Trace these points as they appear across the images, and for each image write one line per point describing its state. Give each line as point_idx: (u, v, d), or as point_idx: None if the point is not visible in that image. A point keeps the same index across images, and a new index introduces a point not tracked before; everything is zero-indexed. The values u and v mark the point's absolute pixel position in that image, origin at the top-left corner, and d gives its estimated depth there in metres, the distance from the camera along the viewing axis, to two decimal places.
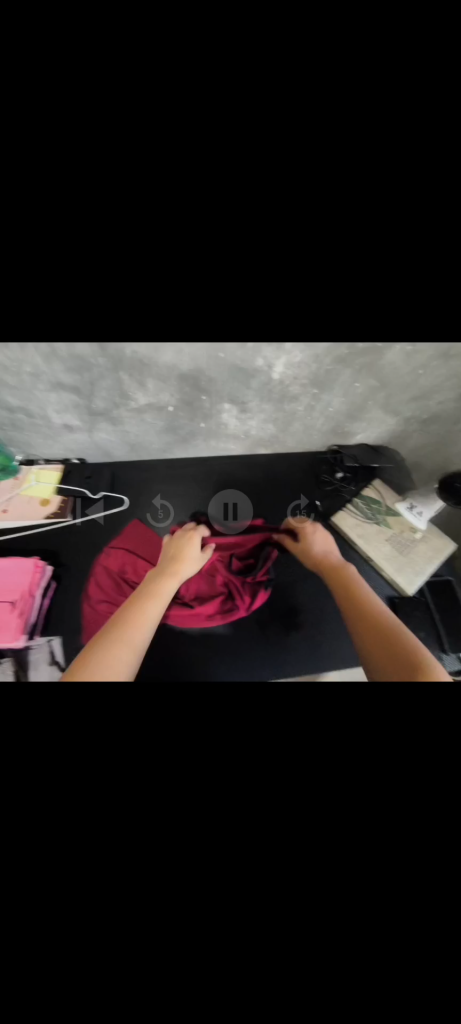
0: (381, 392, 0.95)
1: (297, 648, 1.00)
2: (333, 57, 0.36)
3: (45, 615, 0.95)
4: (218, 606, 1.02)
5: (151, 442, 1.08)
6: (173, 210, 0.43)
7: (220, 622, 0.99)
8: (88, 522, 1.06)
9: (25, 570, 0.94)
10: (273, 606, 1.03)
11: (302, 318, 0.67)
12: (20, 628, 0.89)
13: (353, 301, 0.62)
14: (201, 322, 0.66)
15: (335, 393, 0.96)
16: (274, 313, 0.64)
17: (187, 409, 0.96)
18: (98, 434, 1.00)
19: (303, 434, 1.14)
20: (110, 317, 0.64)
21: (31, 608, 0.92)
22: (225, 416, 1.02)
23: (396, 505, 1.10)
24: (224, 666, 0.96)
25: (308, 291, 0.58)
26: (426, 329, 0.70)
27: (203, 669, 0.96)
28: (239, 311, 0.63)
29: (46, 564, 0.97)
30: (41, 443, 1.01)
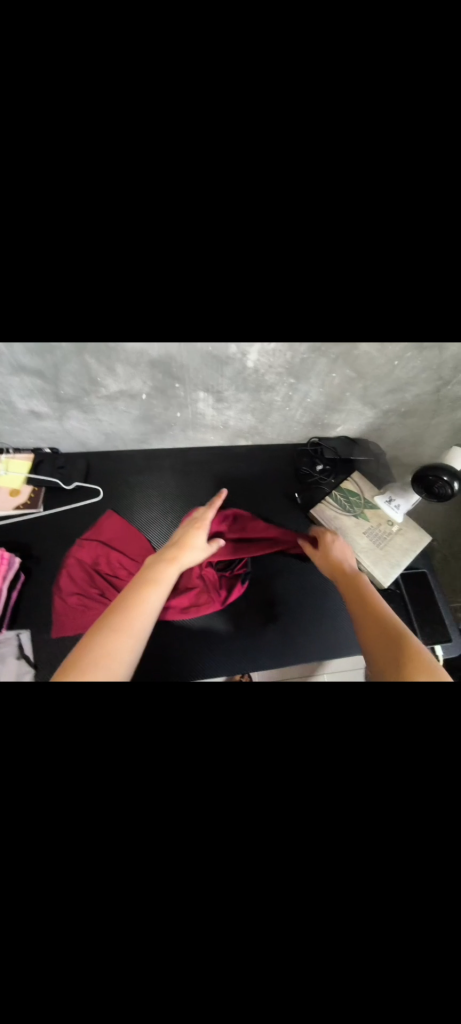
0: (359, 384, 0.94)
1: (278, 643, 0.98)
2: (311, 48, 0.31)
3: (13, 608, 0.91)
4: (194, 599, 0.98)
5: (127, 431, 1.05)
6: (121, 199, 0.37)
7: (194, 614, 0.96)
8: (60, 513, 1.03)
9: None
10: (249, 599, 1.01)
11: (274, 321, 0.66)
12: None
13: (326, 305, 0.60)
14: (171, 321, 0.63)
15: (312, 384, 0.94)
16: (244, 313, 0.62)
17: (161, 397, 0.93)
18: (69, 422, 0.97)
19: (283, 426, 1.13)
20: (74, 317, 0.61)
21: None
22: (201, 406, 0.99)
23: (375, 497, 1.10)
24: (201, 666, 0.93)
25: (279, 299, 0.56)
26: (402, 323, 0.69)
27: (180, 669, 0.93)
28: (208, 312, 0.60)
29: (13, 556, 0.92)
30: (9, 432, 0.98)
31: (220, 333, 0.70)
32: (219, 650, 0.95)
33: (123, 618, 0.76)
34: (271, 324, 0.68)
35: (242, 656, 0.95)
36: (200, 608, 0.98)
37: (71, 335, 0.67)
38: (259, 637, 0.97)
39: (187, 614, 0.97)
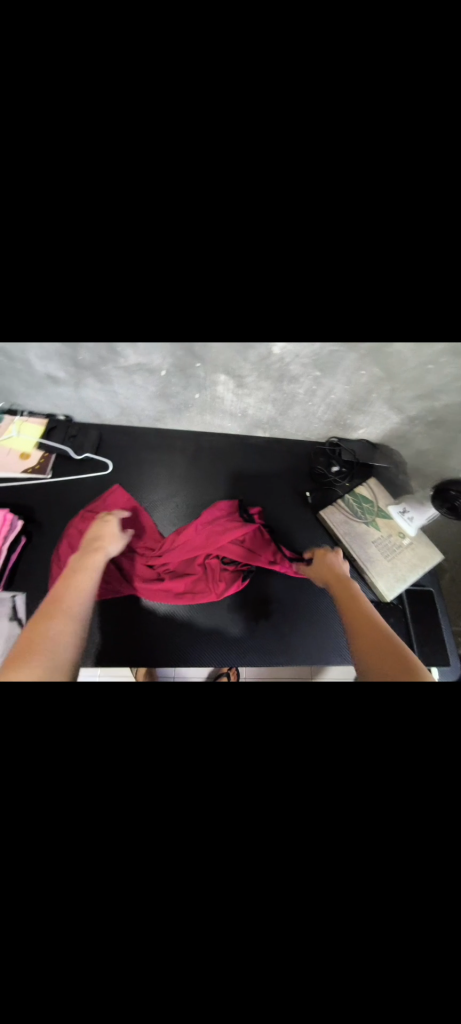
0: (387, 385, 0.89)
1: (269, 640, 0.95)
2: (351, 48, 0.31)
3: (11, 570, 0.92)
4: (190, 587, 0.96)
5: (143, 407, 1.03)
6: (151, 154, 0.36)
7: (190, 603, 0.94)
8: (67, 482, 1.03)
9: None
10: (246, 595, 0.98)
11: (304, 309, 0.62)
12: None
13: (367, 294, 0.56)
14: (193, 301, 0.60)
15: (338, 380, 0.90)
16: (268, 301, 0.59)
17: (180, 375, 0.91)
18: (85, 391, 0.95)
19: (303, 421, 1.09)
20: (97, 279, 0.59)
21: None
22: (220, 390, 0.96)
23: (388, 507, 1.06)
24: (190, 653, 0.91)
25: (309, 277, 0.52)
26: (441, 322, 0.63)
27: (169, 654, 0.90)
28: (233, 298, 0.58)
29: (16, 518, 0.93)
30: (24, 394, 0.96)
31: (246, 321, 0.67)
32: (210, 640, 0.93)
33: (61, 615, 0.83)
34: (300, 317, 0.65)
35: (231, 651, 0.93)
36: (196, 596, 0.95)
37: (95, 312, 0.65)
38: (251, 633, 0.95)
39: (183, 601, 0.95)
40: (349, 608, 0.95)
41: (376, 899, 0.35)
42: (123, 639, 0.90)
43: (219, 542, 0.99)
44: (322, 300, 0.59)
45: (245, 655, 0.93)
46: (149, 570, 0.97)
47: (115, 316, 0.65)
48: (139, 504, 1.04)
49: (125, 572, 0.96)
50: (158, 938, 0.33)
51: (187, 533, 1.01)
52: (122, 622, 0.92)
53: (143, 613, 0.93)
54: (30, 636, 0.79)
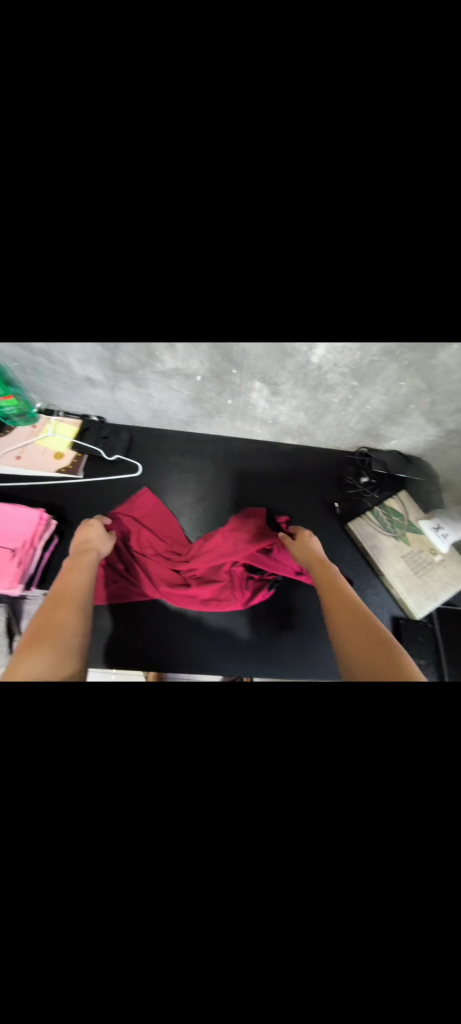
0: (427, 397, 0.87)
1: (292, 648, 0.94)
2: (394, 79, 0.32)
3: (44, 568, 0.92)
4: (216, 595, 0.95)
5: (175, 410, 1.03)
6: None
7: (215, 610, 0.94)
8: (98, 483, 1.04)
9: (29, 519, 0.91)
10: (271, 605, 0.97)
11: (352, 314, 0.61)
12: (17, 576, 0.85)
13: (420, 307, 0.54)
14: (238, 310, 0.61)
15: (376, 390, 0.88)
16: (317, 302, 0.58)
17: (215, 380, 0.90)
18: (121, 394, 0.97)
19: (335, 430, 1.07)
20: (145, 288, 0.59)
21: (30, 558, 0.88)
22: (254, 396, 0.96)
23: (419, 521, 1.03)
24: (210, 657, 0.91)
25: (362, 287, 0.51)
26: None
27: (189, 658, 0.91)
28: (282, 294, 0.56)
29: (52, 518, 0.94)
30: (62, 395, 0.98)
31: (290, 322, 0.66)
32: (230, 646, 0.92)
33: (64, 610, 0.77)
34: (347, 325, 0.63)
35: (248, 656, 0.92)
36: (221, 604, 0.95)
37: (141, 323, 0.66)
38: (271, 640, 0.94)
39: (207, 605, 0.94)
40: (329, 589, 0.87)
41: None
42: (143, 638, 0.91)
43: (243, 549, 0.99)
44: (373, 308, 0.58)
45: (264, 661, 0.92)
46: (173, 571, 0.97)
47: (159, 324, 0.66)
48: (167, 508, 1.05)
49: (151, 575, 0.96)
50: (204, 909, 0.40)
51: (211, 537, 1.02)
52: (144, 625, 0.93)
53: (162, 617, 0.93)
54: (35, 632, 0.72)
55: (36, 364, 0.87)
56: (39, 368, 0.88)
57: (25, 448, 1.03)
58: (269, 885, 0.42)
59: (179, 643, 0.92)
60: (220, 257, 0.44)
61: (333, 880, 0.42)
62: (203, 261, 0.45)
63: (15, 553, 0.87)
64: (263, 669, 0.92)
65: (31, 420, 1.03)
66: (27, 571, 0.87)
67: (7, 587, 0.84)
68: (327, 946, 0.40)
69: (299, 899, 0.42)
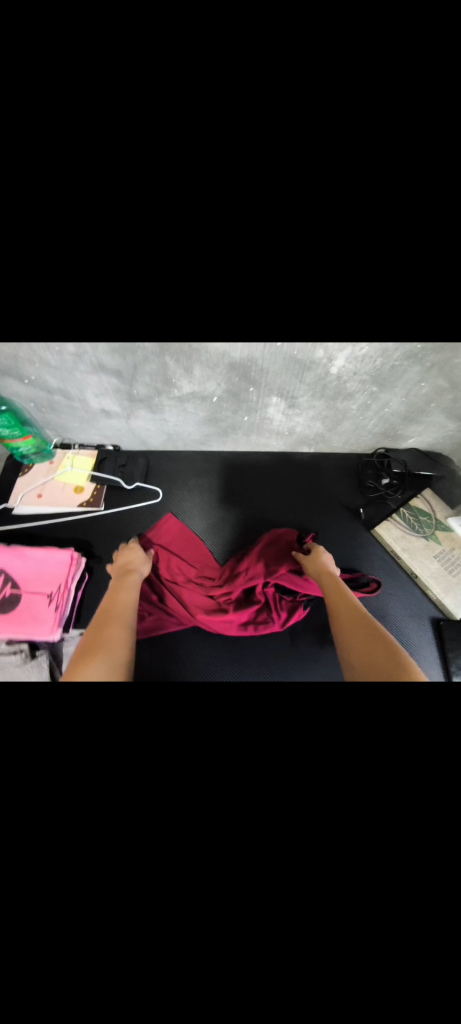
0: (449, 395, 0.86)
1: (335, 659, 0.94)
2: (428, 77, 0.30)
3: (78, 607, 0.91)
4: (253, 617, 0.95)
5: (190, 432, 1.02)
6: None
7: (253, 633, 0.93)
8: (120, 513, 1.03)
9: (60, 561, 0.90)
10: (308, 621, 0.98)
11: (379, 322, 0.60)
12: (56, 621, 0.85)
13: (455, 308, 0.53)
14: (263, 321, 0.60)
15: (396, 393, 0.87)
16: (344, 313, 0.57)
17: (231, 400, 0.89)
18: (136, 422, 0.96)
19: (352, 435, 1.06)
20: (168, 317, 0.59)
21: (66, 601, 0.88)
22: (271, 411, 0.95)
23: (448, 519, 1.02)
24: (258, 666, 0.93)
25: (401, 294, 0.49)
26: None
27: (238, 669, 0.93)
28: (311, 307, 0.55)
29: (81, 557, 0.92)
30: (77, 428, 0.98)
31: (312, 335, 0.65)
32: (276, 655, 0.94)
33: (114, 617, 0.80)
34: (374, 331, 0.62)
35: (279, 662, 0.94)
36: (260, 626, 0.94)
37: None
38: (313, 656, 0.94)
39: (245, 631, 0.94)
40: (334, 594, 0.86)
41: None
42: (192, 658, 0.93)
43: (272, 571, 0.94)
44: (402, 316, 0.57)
45: (310, 667, 0.94)
46: (205, 598, 0.95)
47: None
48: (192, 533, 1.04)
49: (187, 603, 0.94)
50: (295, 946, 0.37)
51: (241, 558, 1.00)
52: (189, 651, 0.94)
53: (208, 642, 0.95)
54: (93, 638, 0.75)
55: (52, 402, 0.87)
56: (55, 405, 0.88)
57: (45, 486, 1.02)
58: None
59: (208, 654, 0.94)
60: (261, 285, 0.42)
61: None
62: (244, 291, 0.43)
63: (52, 597, 0.87)
64: (310, 670, 0.93)
65: (48, 457, 1.03)
66: (64, 615, 0.86)
67: (47, 634, 0.84)
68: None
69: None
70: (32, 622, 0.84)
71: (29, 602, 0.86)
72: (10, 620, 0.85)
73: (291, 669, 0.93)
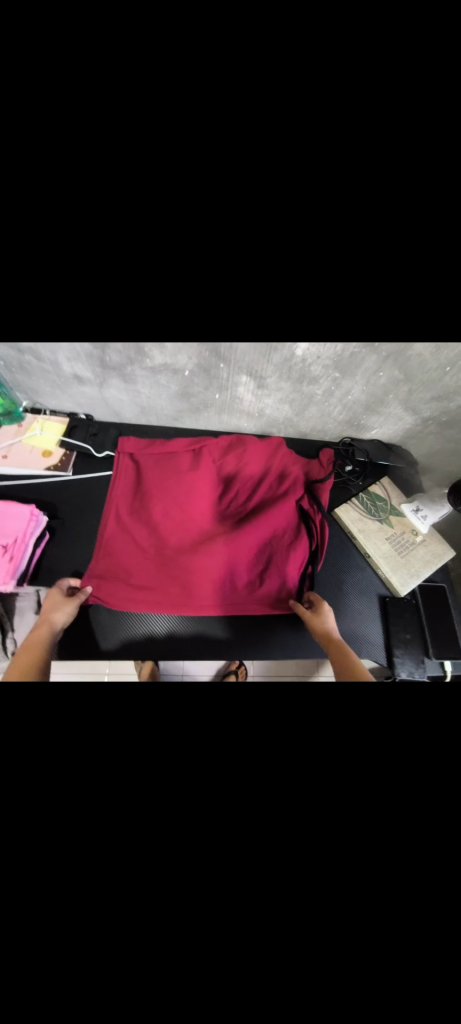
0: (404, 387, 0.92)
1: (283, 637, 1.05)
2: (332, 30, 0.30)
3: (36, 565, 0.96)
4: (235, 577, 1.02)
5: (163, 405, 1.05)
6: (205, 201, 0.37)
7: (230, 588, 1.02)
8: (90, 480, 1.07)
9: (20, 516, 0.91)
10: (264, 591, 1.03)
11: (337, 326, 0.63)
12: (10, 574, 0.86)
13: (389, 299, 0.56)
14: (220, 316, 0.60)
15: (357, 382, 0.92)
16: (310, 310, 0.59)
17: (203, 375, 0.92)
18: (109, 391, 0.98)
19: (319, 421, 1.11)
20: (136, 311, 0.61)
21: (23, 556, 0.90)
22: (241, 390, 0.98)
23: (401, 505, 1.08)
24: (223, 649, 1.02)
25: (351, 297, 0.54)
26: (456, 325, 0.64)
27: (203, 652, 1.02)
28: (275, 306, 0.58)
29: (42, 516, 0.95)
30: (48, 393, 0.99)
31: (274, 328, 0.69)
32: (237, 635, 1.04)
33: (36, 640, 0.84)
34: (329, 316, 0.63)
35: (252, 649, 1.04)
36: (231, 588, 1.02)
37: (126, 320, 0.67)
38: (278, 646, 1.04)
39: (225, 593, 1.01)
40: None
41: (388, 858, 0.43)
42: (167, 644, 1.01)
43: (254, 490, 1.09)
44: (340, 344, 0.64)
45: (259, 643, 1.05)
46: (202, 581, 0.99)
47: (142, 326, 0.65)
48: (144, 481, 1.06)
49: (177, 569, 0.99)
50: (231, 921, 0.40)
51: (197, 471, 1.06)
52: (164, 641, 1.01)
53: (179, 639, 1.02)
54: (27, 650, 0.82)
55: (22, 360, 0.87)
56: (26, 365, 0.88)
57: (11, 449, 1.02)
58: (287, 877, 0.42)
59: (184, 643, 1.02)
60: (213, 280, 0.43)
61: (348, 876, 0.42)
62: (194, 289, 0.46)
63: (7, 548, 0.89)
64: (258, 648, 1.04)
65: (17, 420, 1.03)
66: (19, 570, 0.89)
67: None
68: (365, 950, 0.40)
69: (316, 923, 0.40)
70: None
71: None
72: None
73: (245, 651, 1.03)
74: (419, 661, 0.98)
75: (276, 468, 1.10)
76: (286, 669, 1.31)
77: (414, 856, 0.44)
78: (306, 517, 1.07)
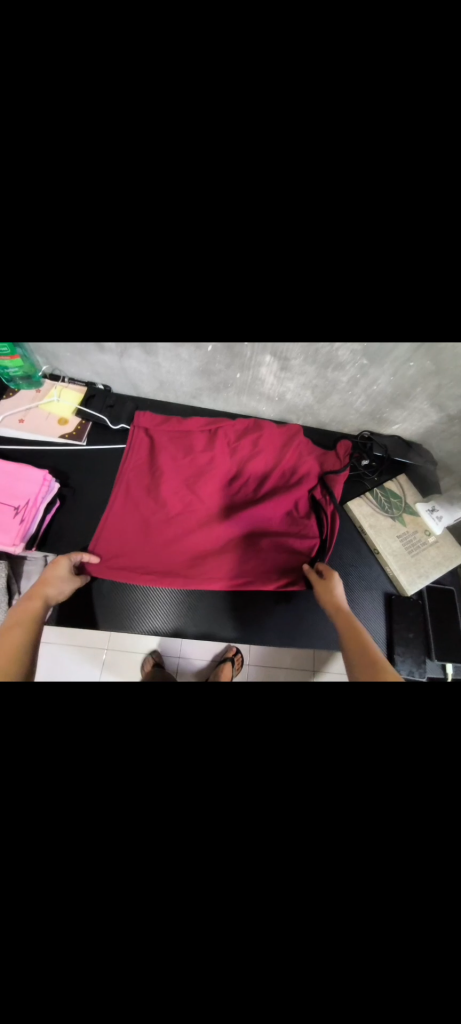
0: (433, 381, 0.88)
1: (283, 625, 1.05)
2: None
3: (45, 530, 0.97)
4: (240, 564, 1.01)
5: (182, 382, 1.04)
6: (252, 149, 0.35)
7: (234, 575, 0.99)
8: (103, 452, 1.06)
9: (33, 480, 0.91)
10: (268, 582, 1.00)
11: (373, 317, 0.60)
12: (20, 536, 0.86)
13: None
14: None
15: (384, 371, 0.89)
16: None
17: (226, 354, 0.90)
18: (129, 363, 0.96)
19: (340, 411, 1.09)
20: None
21: (33, 520, 0.90)
22: (263, 371, 0.96)
23: (416, 504, 1.06)
24: (222, 632, 1.03)
25: None
26: None
27: (202, 633, 1.03)
28: None
29: (54, 482, 0.94)
30: (68, 359, 0.97)
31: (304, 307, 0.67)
32: (237, 621, 1.04)
33: (29, 613, 0.81)
34: None
35: (248, 632, 1.04)
36: (235, 575, 0.99)
37: None
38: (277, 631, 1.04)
39: (228, 579, 0.99)
40: None
41: None
42: (168, 620, 1.02)
43: (265, 477, 1.07)
44: (371, 328, 0.62)
45: (258, 629, 1.04)
46: (207, 563, 1.00)
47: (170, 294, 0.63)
48: (157, 458, 1.04)
49: (183, 548, 1.00)
50: None
51: (211, 453, 1.05)
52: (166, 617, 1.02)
53: (179, 619, 1.03)
54: (16, 622, 0.79)
55: None
56: None
57: (28, 413, 1.02)
58: None
59: (185, 620, 1.03)
60: None
61: None
62: None
63: (19, 511, 0.89)
64: (256, 632, 1.04)
65: (35, 385, 1.03)
66: (29, 533, 0.89)
67: (7, 545, 0.85)
68: None
69: None
70: None
71: None
72: None
73: (244, 636, 1.03)
74: (421, 662, 0.96)
75: (291, 456, 1.07)
76: (281, 657, 1.33)
77: (389, 842, 0.46)
78: (317, 509, 1.05)
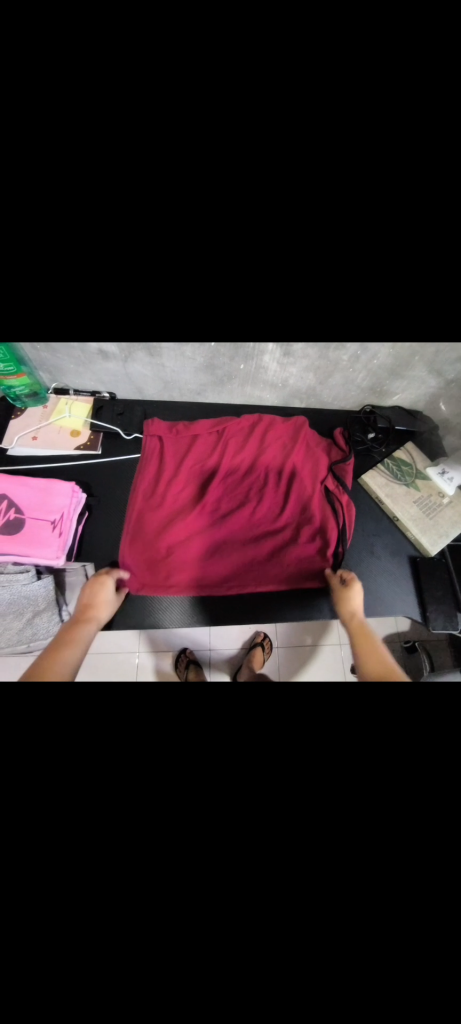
0: (431, 348, 0.91)
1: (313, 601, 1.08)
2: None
3: (79, 539, 0.99)
4: (262, 565, 1.02)
5: (187, 380, 1.05)
6: None
7: (259, 577, 1.01)
8: (118, 459, 1.08)
9: (62, 493, 0.92)
10: (291, 577, 1.02)
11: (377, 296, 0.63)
12: (62, 549, 0.88)
13: None
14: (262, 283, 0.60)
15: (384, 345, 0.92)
16: None
17: (229, 348, 0.92)
18: (133, 367, 0.97)
19: (342, 390, 1.11)
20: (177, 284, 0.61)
21: (70, 531, 0.91)
22: (266, 359, 0.98)
23: (427, 469, 1.09)
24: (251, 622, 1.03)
25: None
26: None
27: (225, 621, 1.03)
28: None
29: (83, 493, 0.95)
30: (72, 371, 0.98)
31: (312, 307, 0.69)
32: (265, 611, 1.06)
33: (75, 633, 0.80)
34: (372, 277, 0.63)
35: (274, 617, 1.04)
36: (259, 576, 1.01)
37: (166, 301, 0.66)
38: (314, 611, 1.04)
39: (253, 579, 1.01)
40: None
41: None
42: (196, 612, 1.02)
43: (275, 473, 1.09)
44: (380, 307, 0.64)
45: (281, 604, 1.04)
46: (230, 565, 1.01)
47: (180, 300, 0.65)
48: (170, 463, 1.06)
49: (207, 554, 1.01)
50: None
51: (220, 453, 1.07)
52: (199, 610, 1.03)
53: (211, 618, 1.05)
54: (66, 633, 0.79)
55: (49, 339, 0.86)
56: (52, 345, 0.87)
57: (40, 430, 1.02)
58: None
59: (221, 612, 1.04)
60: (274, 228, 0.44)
61: None
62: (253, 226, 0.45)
63: (56, 525, 0.90)
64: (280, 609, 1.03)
65: (43, 400, 1.04)
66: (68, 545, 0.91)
67: (52, 559, 0.87)
68: None
69: None
70: (37, 545, 0.87)
71: (34, 528, 0.88)
72: (16, 544, 0.86)
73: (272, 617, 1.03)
74: (453, 615, 1.01)
75: (299, 449, 1.09)
76: (303, 635, 1.37)
77: None
78: (330, 502, 1.07)
